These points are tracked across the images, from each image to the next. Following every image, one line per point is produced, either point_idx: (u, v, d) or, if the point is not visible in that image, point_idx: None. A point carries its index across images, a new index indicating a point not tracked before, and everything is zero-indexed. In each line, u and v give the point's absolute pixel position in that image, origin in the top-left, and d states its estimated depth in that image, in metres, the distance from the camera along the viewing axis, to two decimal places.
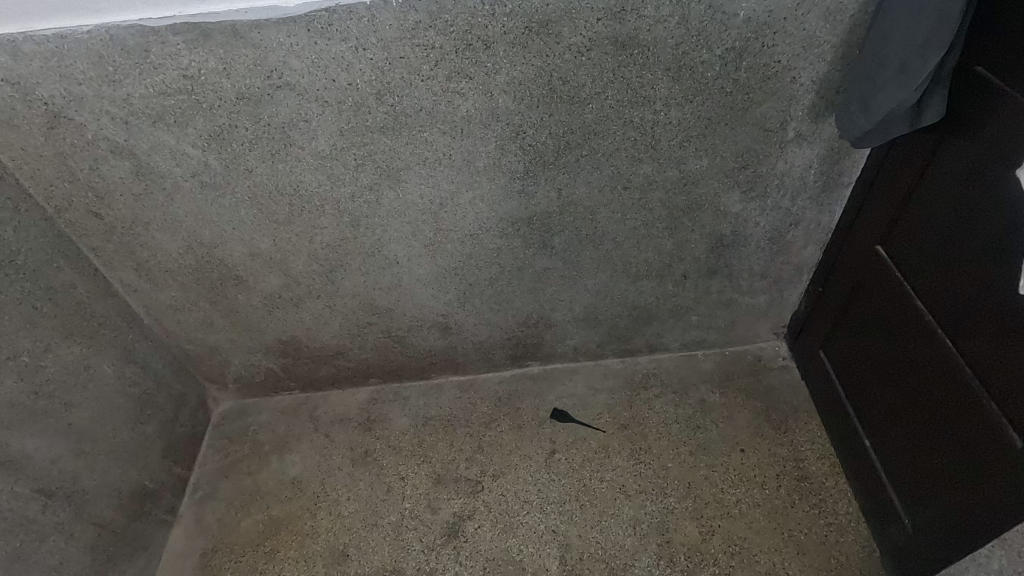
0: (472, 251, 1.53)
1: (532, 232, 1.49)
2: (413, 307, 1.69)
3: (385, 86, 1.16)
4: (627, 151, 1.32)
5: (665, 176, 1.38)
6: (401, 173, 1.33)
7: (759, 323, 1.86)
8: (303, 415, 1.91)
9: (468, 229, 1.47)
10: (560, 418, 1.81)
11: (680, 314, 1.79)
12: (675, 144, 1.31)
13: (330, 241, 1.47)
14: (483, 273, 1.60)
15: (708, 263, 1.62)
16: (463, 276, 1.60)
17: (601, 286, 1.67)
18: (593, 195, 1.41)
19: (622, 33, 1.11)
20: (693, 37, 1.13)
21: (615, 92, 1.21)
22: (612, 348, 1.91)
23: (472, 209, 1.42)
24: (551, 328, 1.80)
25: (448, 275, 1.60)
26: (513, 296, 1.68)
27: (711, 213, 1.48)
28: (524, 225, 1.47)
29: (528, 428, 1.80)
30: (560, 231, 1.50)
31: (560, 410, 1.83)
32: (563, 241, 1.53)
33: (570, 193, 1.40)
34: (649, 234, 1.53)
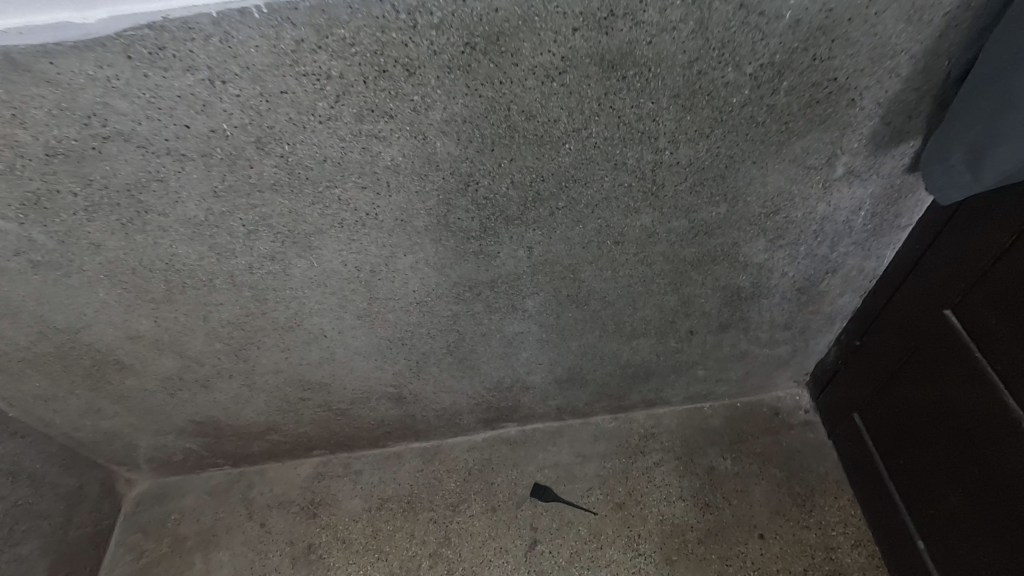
0: (421, 319, 1.19)
1: (499, 296, 1.15)
2: (355, 380, 1.35)
3: (267, 132, 0.80)
4: (619, 202, 0.97)
5: (669, 226, 1.04)
6: (313, 238, 0.97)
7: (778, 373, 1.55)
8: (235, 498, 1.59)
9: (415, 296, 1.13)
10: (542, 498, 1.51)
11: (685, 369, 1.48)
12: (684, 190, 0.97)
13: (232, 319, 1.12)
14: (440, 342, 1.26)
15: (720, 317, 1.30)
16: (415, 346, 1.27)
17: (589, 348, 1.35)
18: (576, 252, 1.07)
19: (611, 49, 0.75)
20: (714, 51, 0.77)
21: (602, 129, 0.85)
22: (603, 405, 1.60)
23: (416, 275, 1.07)
24: (528, 391, 1.48)
25: (394, 345, 1.26)
26: (480, 362, 1.35)
27: (727, 265, 1.15)
28: (487, 289, 1.13)
29: (504, 511, 1.50)
30: (534, 293, 1.16)
31: (543, 487, 1.53)
32: (539, 304, 1.19)
33: (544, 252, 1.06)
34: (649, 292, 1.19)
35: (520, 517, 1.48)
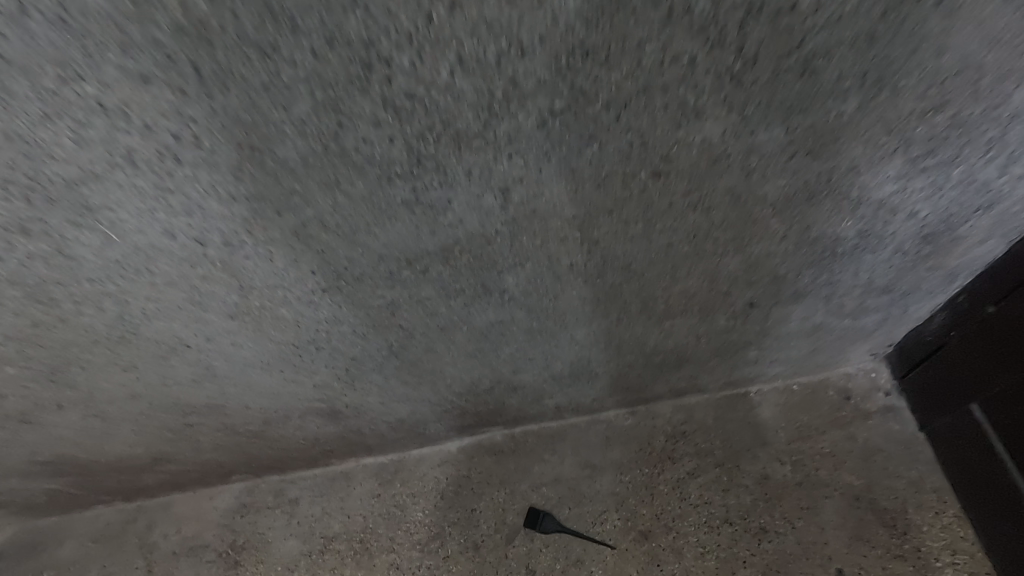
0: (337, 314, 0.75)
1: (458, 272, 0.71)
2: (261, 398, 0.93)
3: None
4: (664, 98, 0.52)
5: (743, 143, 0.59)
6: (90, 191, 0.51)
7: (853, 347, 1.14)
8: (131, 543, 1.19)
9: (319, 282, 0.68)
10: (540, 530, 1.11)
11: (731, 353, 1.07)
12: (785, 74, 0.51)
13: (13, 333, 0.67)
14: (377, 344, 0.83)
15: (795, 283, 0.87)
16: (339, 351, 0.83)
17: (600, 335, 0.92)
18: (584, 196, 0.62)
19: None
20: None
21: None
22: (617, 399, 1.20)
23: (311, 247, 0.63)
24: (515, 391, 1.07)
25: (303, 352, 0.82)
26: (442, 362, 0.92)
27: (829, 206, 0.71)
28: (438, 265, 0.69)
29: (489, 549, 1.11)
30: (515, 265, 0.71)
31: (541, 513, 1.14)
32: (525, 281, 0.75)
33: (530, 197, 0.61)
34: (696, 254, 0.76)
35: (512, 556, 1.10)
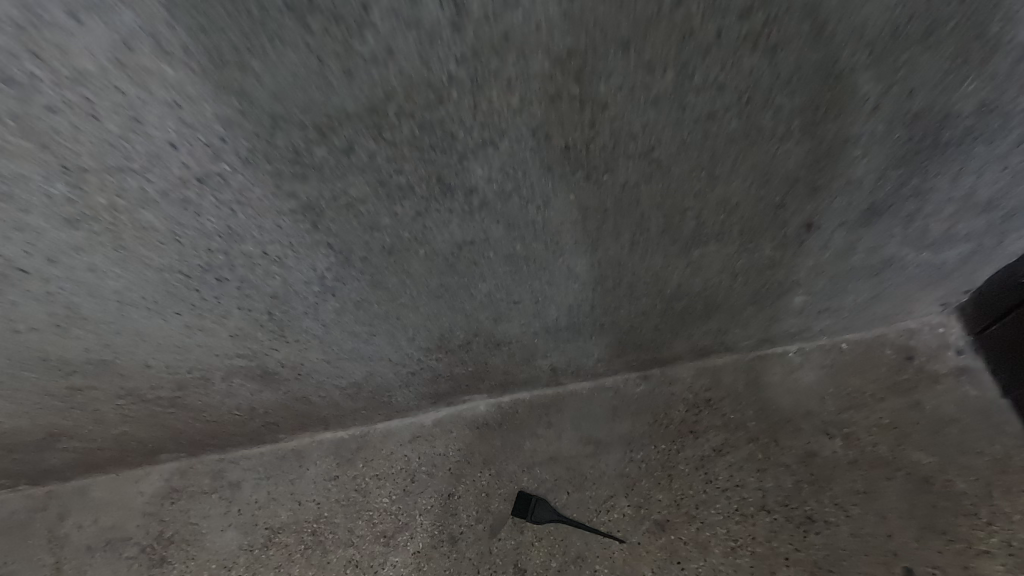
0: (231, 224, 0.52)
1: (402, 151, 0.48)
2: (163, 353, 0.71)
3: None
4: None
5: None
6: None
7: (923, 293, 0.91)
8: (38, 535, 0.99)
9: (192, 166, 0.45)
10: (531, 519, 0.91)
11: (774, 297, 0.84)
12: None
13: None
14: (303, 272, 0.61)
15: (873, 192, 0.64)
16: (250, 284, 0.61)
17: (607, 267, 0.70)
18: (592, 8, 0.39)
19: None
20: None
21: None
22: (626, 360, 0.97)
23: (155, 99, 0.40)
24: (498, 348, 0.85)
25: (199, 284, 0.60)
26: (397, 302, 0.69)
27: (950, 52, 0.47)
28: (368, 137, 0.46)
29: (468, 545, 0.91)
30: (484, 142, 0.49)
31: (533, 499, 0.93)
32: (501, 170, 0.52)
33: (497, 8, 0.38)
34: (749, 133, 0.53)
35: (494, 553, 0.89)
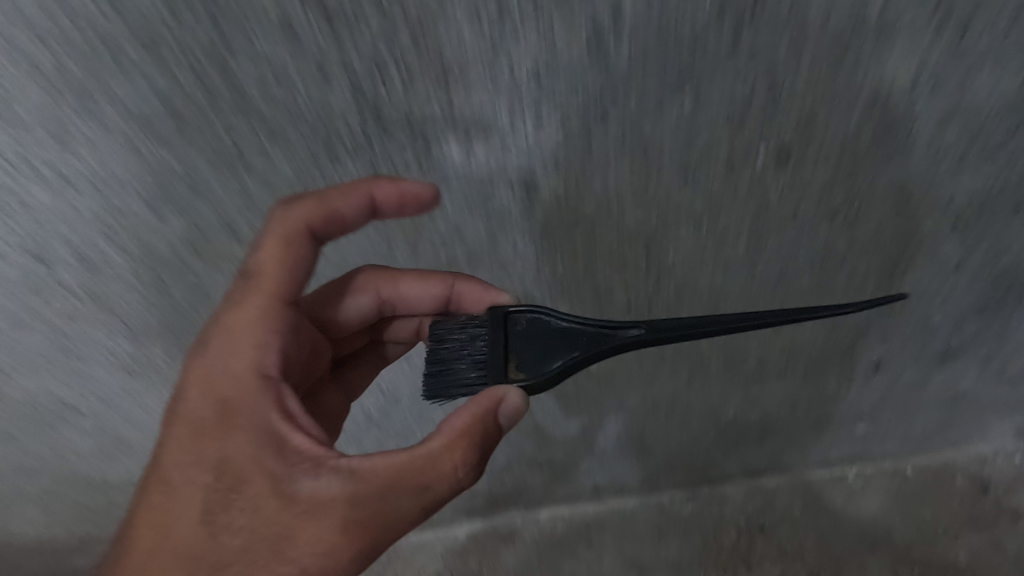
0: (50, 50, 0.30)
1: (353, 145, 0.35)
2: (63, 412, 0.58)
3: None
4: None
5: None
6: None
7: (994, 421, 0.84)
8: None
9: (61, 45, 0.30)
10: (507, 376, 0.41)
11: (835, 424, 0.78)
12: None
13: None
14: (197, 255, 0.44)
15: (947, 336, 0.59)
16: (102, 221, 0.40)
17: (661, 399, 0.65)
18: (664, 95, 0.32)
19: None
20: None
21: None
22: (674, 478, 0.91)
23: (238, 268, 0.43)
24: (540, 470, 0.80)
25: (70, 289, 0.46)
26: (232, 92, 0.32)
27: None
28: (309, 120, 0.34)
29: (381, 335, 0.54)
30: (537, 265, 0.44)
31: (479, 317, 0.44)
32: (551, 266, 0.44)
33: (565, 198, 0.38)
34: (836, 266, 0.47)
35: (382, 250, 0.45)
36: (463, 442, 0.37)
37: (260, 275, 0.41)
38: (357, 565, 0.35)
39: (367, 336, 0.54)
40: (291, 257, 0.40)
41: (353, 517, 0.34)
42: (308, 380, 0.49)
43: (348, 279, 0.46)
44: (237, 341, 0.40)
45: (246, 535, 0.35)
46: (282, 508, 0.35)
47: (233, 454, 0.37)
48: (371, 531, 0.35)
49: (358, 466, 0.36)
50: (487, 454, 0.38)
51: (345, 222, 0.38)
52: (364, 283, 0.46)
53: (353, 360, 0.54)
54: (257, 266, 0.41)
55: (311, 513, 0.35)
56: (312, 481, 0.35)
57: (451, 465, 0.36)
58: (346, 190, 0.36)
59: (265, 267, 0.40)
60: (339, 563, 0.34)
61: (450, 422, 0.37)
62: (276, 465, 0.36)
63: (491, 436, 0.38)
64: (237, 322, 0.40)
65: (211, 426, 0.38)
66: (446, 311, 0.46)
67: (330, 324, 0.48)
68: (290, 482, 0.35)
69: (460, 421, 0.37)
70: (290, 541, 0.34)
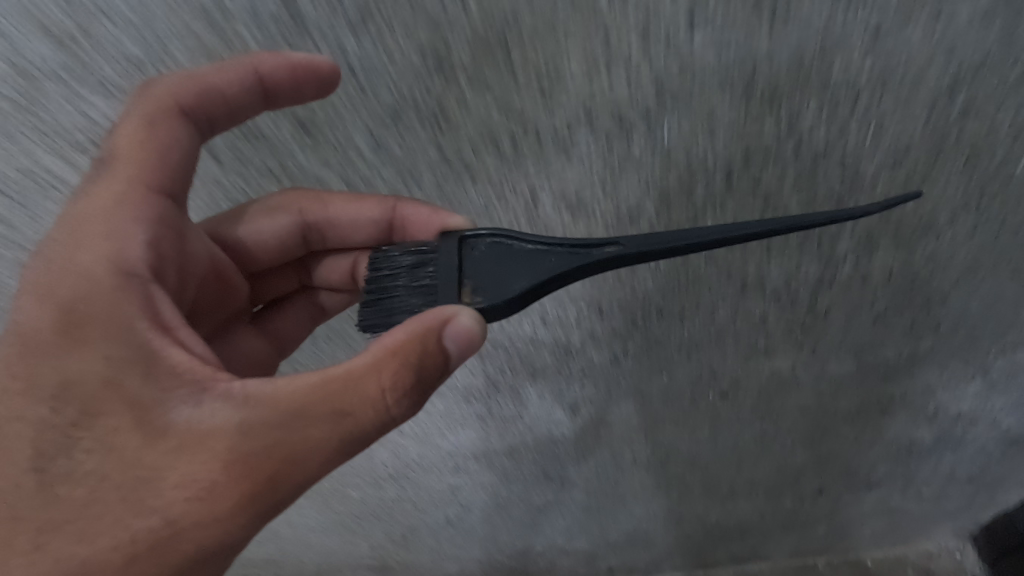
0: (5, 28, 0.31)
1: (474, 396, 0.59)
2: None
3: None
4: (829, 165, 0.37)
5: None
6: None
7: (931, 525, 1.04)
8: None
9: None
10: (461, 300, 0.40)
11: (799, 527, 0.99)
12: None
13: None
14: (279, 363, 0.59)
15: (868, 475, 0.82)
16: None
17: (659, 511, 0.88)
18: (652, 372, 0.56)
19: (765, 89, 0.32)
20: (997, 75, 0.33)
21: (711, 253, 0.43)
22: (673, 563, 1.12)
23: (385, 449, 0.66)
24: (566, 556, 1.02)
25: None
26: (157, 43, 0.32)
27: (905, 418, 0.68)
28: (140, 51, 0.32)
29: (310, 273, 0.57)
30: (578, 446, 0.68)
31: (427, 243, 0.41)
32: (588, 447, 0.68)
33: (598, 415, 0.62)
34: (773, 440, 0.71)
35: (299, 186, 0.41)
36: (396, 361, 0.34)
37: (121, 158, 0.39)
38: (254, 525, 0.34)
39: (297, 281, 0.57)
40: (160, 144, 0.38)
41: (245, 449, 0.33)
42: (226, 311, 0.53)
43: (262, 205, 0.44)
44: (125, 230, 0.39)
45: (95, 478, 0.34)
46: (155, 437, 0.34)
47: (87, 378, 0.36)
48: (262, 464, 0.33)
49: (252, 391, 0.35)
50: (427, 378, 0.35)
51: (236, 106, 0.35)
52: (287, 201, 0.43)
53: (286, 300, 0.56)
54: (119, 146, 0.39)
55: (186, 451, 0.34)
56: (191, 410, 0.35)
57: (378, 386, 0.34)
58: (221, 68, 0.34)
59: (135, 138, 0.39)
60: (209, 529, 0.33)
61: (385, 339, 0.35)
62: (140, 391, 0.35)
63: (437, 365, 0.35)
64: (101, 196, 0.39)
65: (62, 325, 0.37)
66: (378, 231, 0.46)
67: (241, 249, 0.49)
68: (165, 409, 0.35)
69: (394, 336, 0.34)
70: (153, 486, 0.33)
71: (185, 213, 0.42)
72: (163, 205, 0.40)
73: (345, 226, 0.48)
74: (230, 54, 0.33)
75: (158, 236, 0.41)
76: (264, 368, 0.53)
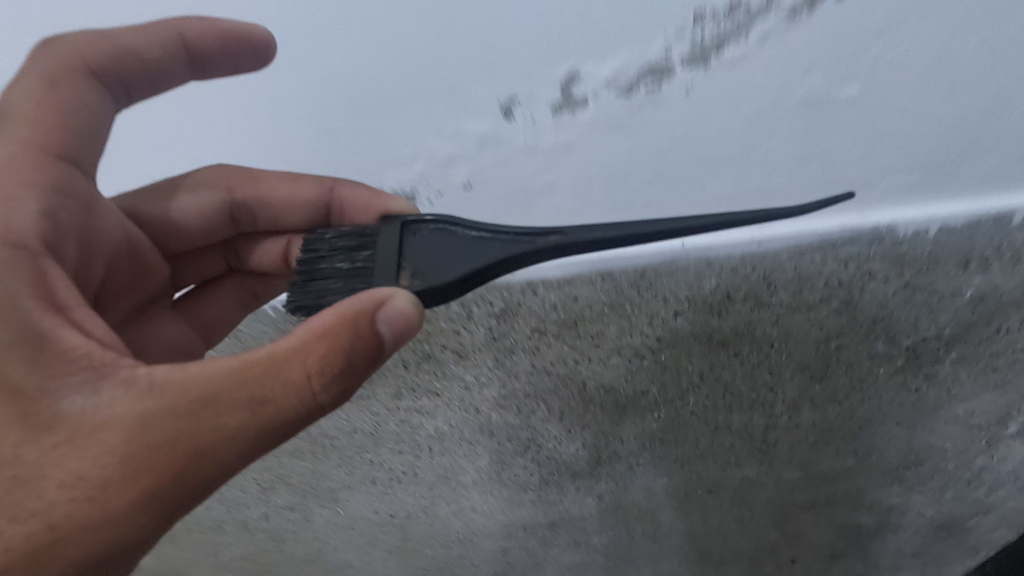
0: None
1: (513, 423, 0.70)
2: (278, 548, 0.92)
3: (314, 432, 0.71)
4: (764, 369, 0.62)
5: (883, 167, 0.47)
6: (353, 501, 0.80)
7: None
8: None
9: None
10: (400, 283, 0.47)
11: None
12: (900, 273, 0.53)
13: (244, 552, 0.93)
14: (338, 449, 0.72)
15: (834, 551, 1.00)
16: None
17: None
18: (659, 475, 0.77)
19: (720, 330, 0.58)
20: (851, 324, 0.57)
21: (693, 408, 0.67)
22: None
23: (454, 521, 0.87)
24: None
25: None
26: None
27: (850, 506, 0.89)
28: None
29: (242, 254, 0.67)
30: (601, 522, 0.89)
31: (369, 226, 0.50)
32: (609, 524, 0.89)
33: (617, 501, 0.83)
34: (750, 520, 0.91)
35: (240, 161, 0.52)
36: (322, 344, 0.38)
37: (23, 120, 0.48)
38: (152, 528, 0.39)
39: (223, 263, 0.68)
40: (65, 104, 0.48)
41: (148, 440, 0.37)
42: (141, 292, 0.61)
43: (194, 180, 0.55)
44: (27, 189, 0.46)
45: None
46: (41, 431, 0.38)
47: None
48: (164, 454, 0.37)
49: (160, 379, 0.38)
50: (349, 370, 0.39)
51: (154, 70, 0.46)
52: (220, 177, 0.54)
53: (215, 281, 0.68)
54: (19, 109, 0.47)
55: (78, 441, 0.37)
56: (84, 400, 0.38)
57: (304, 373, 0.38)
58: (137, 29, 0.45)
59: (34, 98, 0.48)
60: (92, 532, 0.38)
61: (314, 323, 0.40)
62: (26, 380, 0.38)
63: (367, 343, 0.40)
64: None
65: None
66: (313, 212, 0.57)
67: (161, 226, 0.59)
68: (53, 398, 0.38)
69: (323, 319, 0.39)
70: (41, 483, 0.38)
71: (91, 185, 0.50)
72: (65, 168, 0.48)
73: (277, 207, 0.59)
74: (149, 20, 0.44)
75: (58, 204, 0.47)
76: (183, 348, 0.62)
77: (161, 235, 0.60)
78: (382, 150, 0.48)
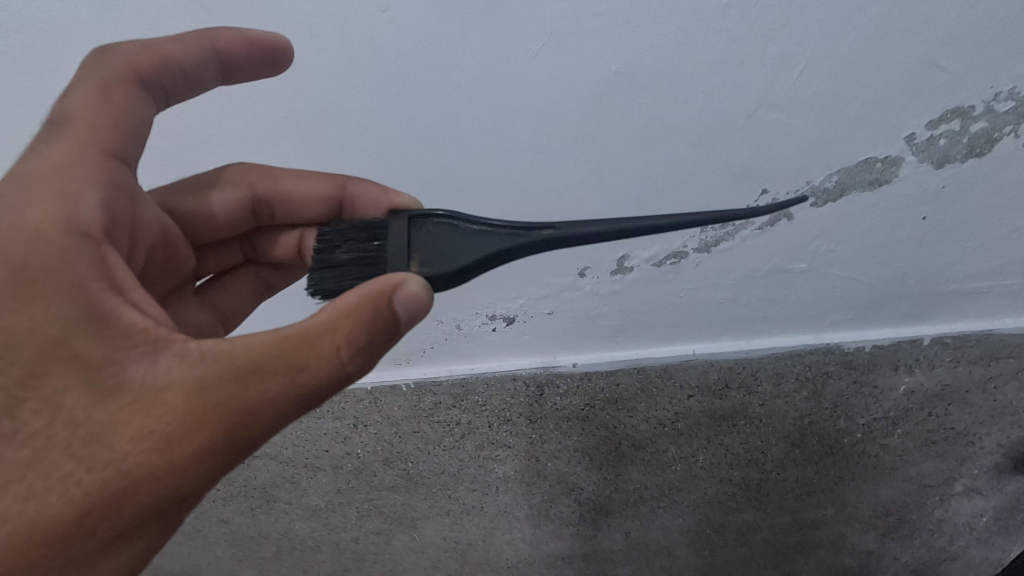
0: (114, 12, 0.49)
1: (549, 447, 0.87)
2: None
3: (412, 472, 0.93)
4: (756, 437, 0.84)
5: (824, 258, 0.68)
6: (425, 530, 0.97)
7: None
8: None
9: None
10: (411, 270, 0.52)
11: None
12: (845, 374, 0.80)
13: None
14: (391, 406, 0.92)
15: None
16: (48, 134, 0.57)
17: None
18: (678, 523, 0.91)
19: (721, 407, 0.83)
20: (812, 407, 0.82)
21: (703, 464, 0.87)
22: None
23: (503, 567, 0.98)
24: None
25: (366, 467, 0.95)
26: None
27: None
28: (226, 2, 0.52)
29: (258, 246, 0.71)
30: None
31: (375, 218, 0.57)
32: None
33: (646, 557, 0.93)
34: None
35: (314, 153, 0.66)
36: (348, 318, 0.40)
37: (73, 122, 0.48)
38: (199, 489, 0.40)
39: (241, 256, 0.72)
40: (120, 112, 0.49)
41: (201, 401, 0.38)
42: (174, 279, 0.65)
43: (225, 176, 0.62)
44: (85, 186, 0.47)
45: (43, 437, 0.40)
46: (107, 394, 0.39)
47: (38, 335, 0.41)
48: (214, 418, 0.38)
49: (209, 350, 0.40)
50: (376, 343, 0.41)
51: (191, 74, 0.51)
52: (250, 176, 0.63)
53: (233, 273, 0.72)
54: (73, 112, 0.49)
55: (142, 401, 0.39)
56: (146, 368, 0.40)
57: (333, 344, 0.40)
58: (175, 41, 0.50)
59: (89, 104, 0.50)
60: (157, 482, 0.38)
61: (341, 301, 0.41)
62: (91, 348, 0.40)
63: (387, 321, 0.41)
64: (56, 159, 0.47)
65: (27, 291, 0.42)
66: (324, 208, 0.63)
67: (195, 218, 0.63)
68: (119, 366, 0.40)
69: (348, 299, 0.40)
70: (104, 442, 0.39)
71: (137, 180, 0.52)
72: (119, 168, 0.50)
73: (295, 204, 0.64)
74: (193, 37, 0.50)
75: (114, 198, 0.49)
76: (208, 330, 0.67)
77: (192, 227, 0.64)
78: (411, 165, 0.63)
